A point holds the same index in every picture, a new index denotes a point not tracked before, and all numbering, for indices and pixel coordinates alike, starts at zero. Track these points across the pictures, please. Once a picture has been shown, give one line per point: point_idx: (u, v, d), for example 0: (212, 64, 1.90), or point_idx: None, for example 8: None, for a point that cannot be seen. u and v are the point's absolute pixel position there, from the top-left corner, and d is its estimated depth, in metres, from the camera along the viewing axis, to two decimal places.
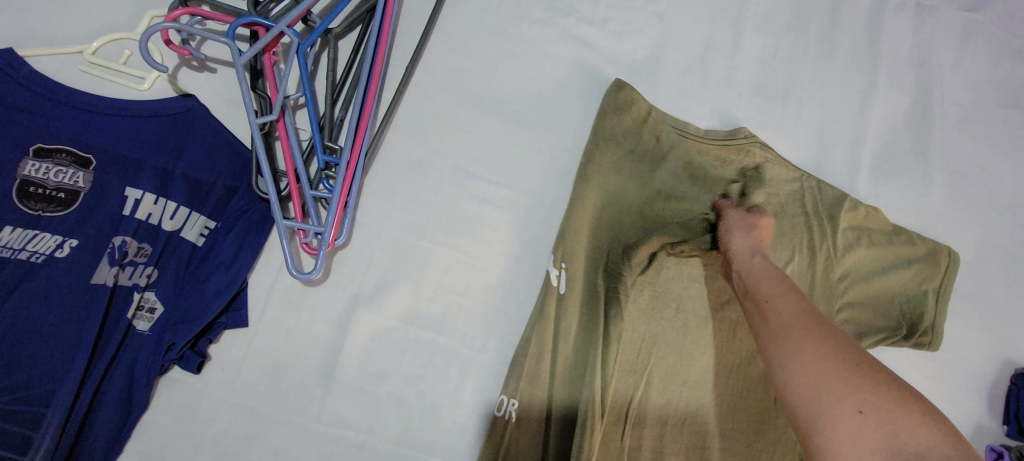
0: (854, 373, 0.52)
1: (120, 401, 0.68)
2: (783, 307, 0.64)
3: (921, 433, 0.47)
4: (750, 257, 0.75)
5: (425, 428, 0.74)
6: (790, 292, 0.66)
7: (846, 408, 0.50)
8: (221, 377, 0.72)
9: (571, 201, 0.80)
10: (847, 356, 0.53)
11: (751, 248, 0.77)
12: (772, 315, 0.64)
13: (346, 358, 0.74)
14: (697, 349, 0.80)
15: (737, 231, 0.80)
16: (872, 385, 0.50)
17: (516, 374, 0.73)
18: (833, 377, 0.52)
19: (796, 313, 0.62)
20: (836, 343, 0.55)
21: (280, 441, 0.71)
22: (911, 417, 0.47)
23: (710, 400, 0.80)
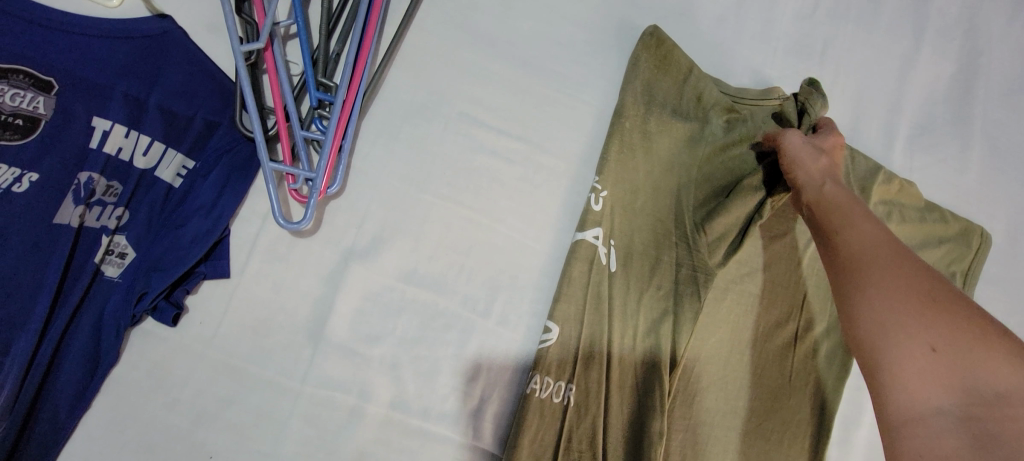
0: (932, 306, 0.47)
1: (86, 354, 0.61)
2: (849, 225, 0.58)
3: (1000, 372, 0.44)
4: (820, 180, 0.67)
5: (421, 394, 0.69)
6: (859, 209, 0.60)
7: (918, 345, 0.46)
8: (198, 331, 0.65)
9: (608, 155, 0.75)
10: (926, 287, 0.49)
11: (824, 173, 0.68)
12: (833, 236, 0.58)
13: (336, 317, 0.68)
14: (713, 322, 0.78)
15: (805, 159, 0.70)
16: (950, 321, 0.47)
17: (567, 356, 0.72)
18: (907, 311, 0.48)
19: (867, 240, 0.55)
20: (910, 271, 0.51)
21: (261, 403, 0.64)
22: (991, 356, 0.45)
23: (722, 376, 0.78)
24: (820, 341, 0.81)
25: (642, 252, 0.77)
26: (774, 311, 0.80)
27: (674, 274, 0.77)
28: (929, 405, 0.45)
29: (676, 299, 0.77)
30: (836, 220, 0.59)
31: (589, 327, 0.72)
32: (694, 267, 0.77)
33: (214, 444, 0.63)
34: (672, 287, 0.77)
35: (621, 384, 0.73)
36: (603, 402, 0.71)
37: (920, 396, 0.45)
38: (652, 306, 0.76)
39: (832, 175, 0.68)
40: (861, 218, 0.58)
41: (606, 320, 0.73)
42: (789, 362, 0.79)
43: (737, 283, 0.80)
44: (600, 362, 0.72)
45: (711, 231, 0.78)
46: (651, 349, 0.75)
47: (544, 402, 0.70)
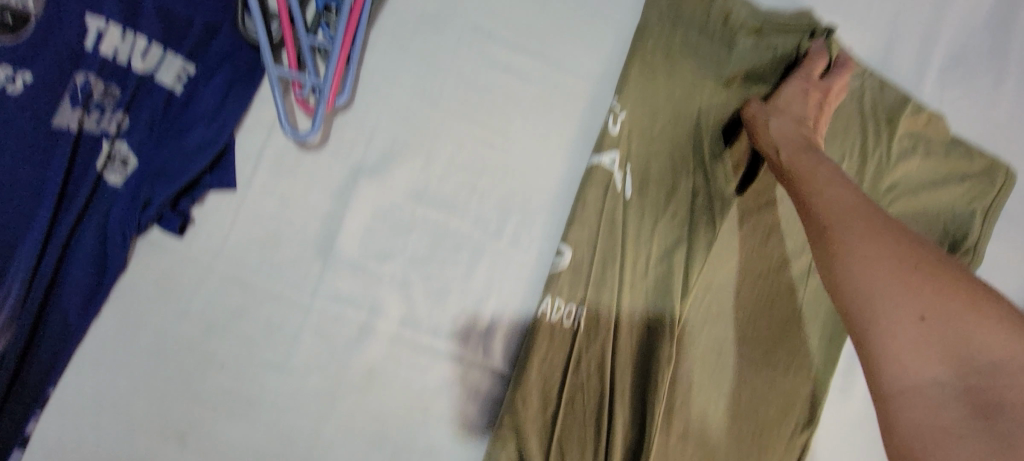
0: (917, 273, 0.46)
1: (93, 262, 0.60)
2: (825, 192, 0.57)
3: (996, 336, 0.42)
4: (783, 147, 0.68)
5: (431, 313, 0.68)
6: (832, 177, 0.60)
7: (905, 315, 0.45)
8: (206, 243, 0.64)
9: (627, 77, 0.72)
10: (909, 254, 0.47)
11: (791, 136, 0.69)
12: (811, 204, 0.57)
13: (346, 233, 0.67)
14: (726, 252, 0.77)
15: (779, 120, 0.71)
16: (938, 287, 0.45)
17: (579, 280, 0.71)
18: (891, 280, 0.46)
19: (847, 208, 0.54)
20: (890, 236, 0.49)
21: (271, 315, 0.64)
22: (985, 321, 0.43)
23: (732, 305, 0.77)
24: None
25: (658, 179, 0.75)
26: (788, 243, 0.79)
27: (691, 203, 0.76)
28: (925, 377, 0.43)
29: (691, 227, 0.76)
30: (812, 191, 0.58)
31: (603, 253, 0.72)
32: (711, 197, 0.76)
33: (224, 355, 0.62)
34: (687, 215, 0.76)
35: (631, 311, 0.73)
36: (611, 326, 0.71)
37: (914, 367, 0.43)
38: (666, 234, 0.75)
39: (800, 139, 0.68)
40: (839, 186, 0.58)
41: (619, 246, 0.72)
42: (799, 295, 0.79)
43: (755, 215, 0.78)
44: (611, 288, 0.71)
45: (727, 161, 0.77)
46: (663, 276, 0.74)
47: (555, 326, 0.70)
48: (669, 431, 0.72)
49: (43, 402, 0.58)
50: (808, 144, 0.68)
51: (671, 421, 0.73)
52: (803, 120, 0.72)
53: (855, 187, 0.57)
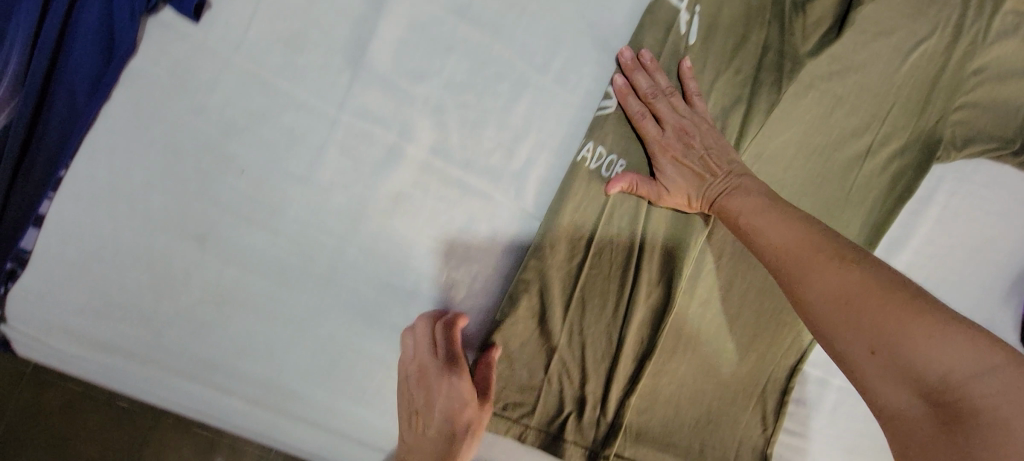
0: (851, 304, 0.47)
1: (100, 34, 0.54)
2: (757, 219, 0.58)
3: (949, 348, 0.42)
4: (718, 177, 0.63)
5: (465, 145, 0.64)
6: (762, 196, 0.60)
7: (859, 348, 0.46)
8: (224, 34, 0.57)
9: None
10: (852, 281, 0.48)
11: (710, 159, 0.63)
12: (752, 237, 0.58)
13: (378, 43, 0.60)
14: (785, 120, 0.71)
15: (676, 158, 0.64)
16: (883, 309, 0.45)
17: (624, 130, 0.66)
18: (835, 314, 0.48)
19: (787, 237, 0.54)
20: (830, 268, 0.50)
21: (294, 124, 0.59)
22: (932, 334, 0.43)
23: (779, 179, 0.73)
24: (892, 158, 0.74)
25: (728, 27, 0.68)
26: (853, 120, 0.73)
27: (759, 59, 0.69)
28: (896, 404, 0.44)
29: (754, 87, 0.69)
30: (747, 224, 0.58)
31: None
32: (782, 54, 0.69)
33: (244, 158, 0.59)
34: (752, 72, 0.69)
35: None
36: None
37: (885, 397, 0.45)
38: (725, 92, 0.69)
39: (707, 157, 0.63)
40: (772, 211, 0.57)
41: None
42: (852, 177, 0.74)
43: (823, 83, 0.71)
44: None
45: (811, 15, 0.69)
46: None
47: (591, 175, 0.66)
48: (692, 295, 0.73)
49: (56, 183, 0.55)
50: (715, 160, 0.63)
51: (690, 285, 0.73)
52: (691, 129, 0.64)
53: (793, 211, 0.57)
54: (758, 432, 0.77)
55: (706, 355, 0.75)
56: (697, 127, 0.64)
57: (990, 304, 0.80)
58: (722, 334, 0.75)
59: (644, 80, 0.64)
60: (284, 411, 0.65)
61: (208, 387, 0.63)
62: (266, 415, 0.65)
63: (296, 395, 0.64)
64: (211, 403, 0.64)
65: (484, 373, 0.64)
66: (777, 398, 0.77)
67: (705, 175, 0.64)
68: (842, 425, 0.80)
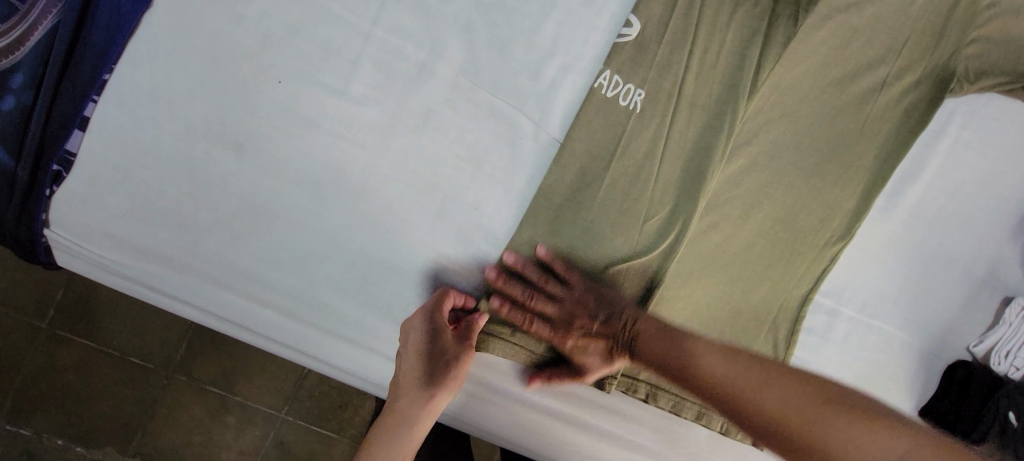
0: (791, 431, 0.54)
1: None
2: (674, 352, 0.63)
3: (876, 446, 0.51)
4: (618, 339, 0.67)
5: (493, 65, 0.66)
6: (668, 330, 0.66)
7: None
8: None
9: None
10: (782, 406, 0.55)
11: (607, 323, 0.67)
12: (674, 369, 0.63)
13: None
14: (801, 52, 0.72)
15: (579, 335, 0.68)
16: (816, 427, 0.53)
17: (643, 58, 0.69)
18: (781, 440, 0.54)
19: (709, 367, 0.60)
20: (758, 399, 0.56)
21: (331, 36, 0.62)
22: (859, 439, 0.51)
23: (796, 111, 0.75)
24: (908, 90, 0.76)
25: None
26: (869, 52, 0.74)
27: None
28: None
29: (771, 21, 0.71)
30: (668, 356, 0.63)
31: (674, 35, 0.69)
32: None
33: (281, 69, 0.61)
34: (770, 7, 0.71)
35: (692, 101, 0.71)
36: (670, 110, 0.70)
37: None
38: (745, 25, 0.71)
39: (601, 326, 0.67)
40: (689, 340, 0.64)
41: (692, 28, 0.70)
42: (866, 109, 0.76)
43: (841, 15, 0.72)
44: (677, 67, 0.70)
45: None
46: (734, 68, 0.71)
47: (609, 102, 0.69)
48: (710, 228, 0.75)
49: (100, 87, 0.58)
50: (612, 321, 0.67)
51: (711, 212, 0.75)
52: (578, 305, 0.68)
53: (700, 338, 0.64)
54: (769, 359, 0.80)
55: (722, 281, 0.77)
56: (582, 302, 0.68)
57: (993, 237, 0.84)
58: (738, 262, 0.77)
59: (517, 287, 0.67)
60: (314, 324, 0.67)
61: (243, 297, 0.65)
62: (298, 328, 0.67)
63: (328, 309, 0.66)
64: (246, 312, 0.66)
65: (466, 329, 0.65)
66: (788, 326, 0.80)
67: (608, 340, 0.68)
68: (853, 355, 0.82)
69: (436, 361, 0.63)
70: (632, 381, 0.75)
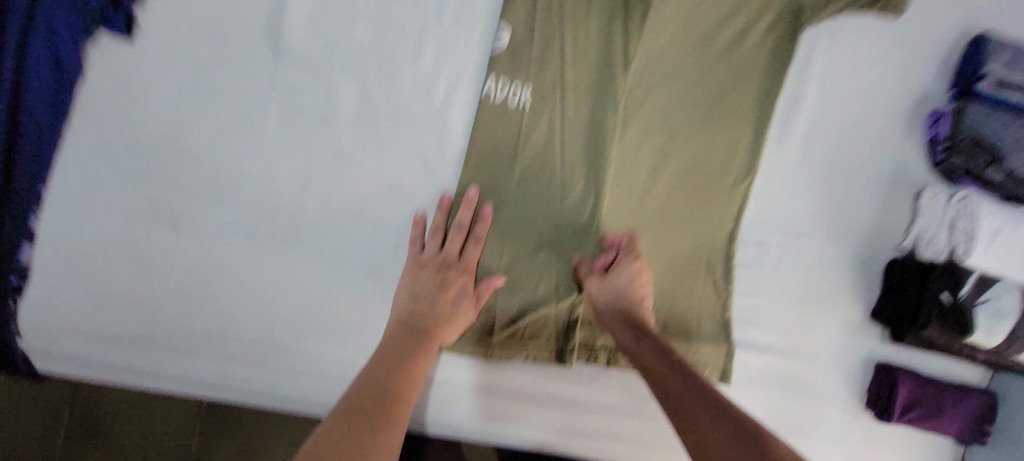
0: (698, 404, 0.62)
1: (49, 62, 0.64)
2: (642, 332, 0.73)
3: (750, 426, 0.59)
4: (614, 295, 0.76)
5: (387, 98, 0.73)
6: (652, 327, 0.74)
7: (704, 414, 0.60)
8: (154, 41, 0.67)
9: None
10: (696, 390, 0.63)
11: (619, 285, 0.77)
12: (636, 343, 0.72)
13: (290, 22, 0.69)
14: (661, 22, 0.80)
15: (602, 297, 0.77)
16: (711, 407, 0.61)
17: (519, 57, 0.75)
18: (686, 402, 0.63)
19: (654, 351, 0.70)
20: (678, 378, 0.66)
21: (235, 108, 0.69)
22: (741, 423, 0.59)
23: (673, 72, 0.82)
24: (769, 30, 0.83)
25: None
26: (725, 5, 0.81)
27: None
28: (725, 430, 0.58)
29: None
30: (638, 332, 0.73)
31: (543, 31, 0.76)
32: None
33: (198, 147, 0.68)
34: None
35: (576, 87, 0.77)
36: (559, 98, 0.77)
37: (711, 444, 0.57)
38: (604, 8, 0.77)
39: (619, 278, 0.77)
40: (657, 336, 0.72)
41: (558, 23, 0.76)
42: (736, 55, 0.83)
43: None
44: (554, 58, 0.76)
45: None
46: (604, 47, 0.78)
47: (501, 104, 0.75)
48: (625, 194, 0.81)
49: (38, 199, 0.65)
50: (630, 297, 0.76)
51: (620, 179, 0.81)
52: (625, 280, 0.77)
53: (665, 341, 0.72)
54: (714, 301, 0.85)
55: (650, 240, 0.83)
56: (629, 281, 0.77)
57: (888, 141, 0.91)
58: (660, 220, 0.83)
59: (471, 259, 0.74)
60: (280, 369, 0.72)
61: (211, 359, 0.70)
62: (266, 376, 0.72)
63: (290, 351, 0.72)
64: (215, 374, 0.70)
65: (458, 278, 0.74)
66: (723, 264, 0.85)
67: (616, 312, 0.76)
68: (788, 277, 0.88)
69: (451, 304, 0.72)
70: (591, 348, 0.81)
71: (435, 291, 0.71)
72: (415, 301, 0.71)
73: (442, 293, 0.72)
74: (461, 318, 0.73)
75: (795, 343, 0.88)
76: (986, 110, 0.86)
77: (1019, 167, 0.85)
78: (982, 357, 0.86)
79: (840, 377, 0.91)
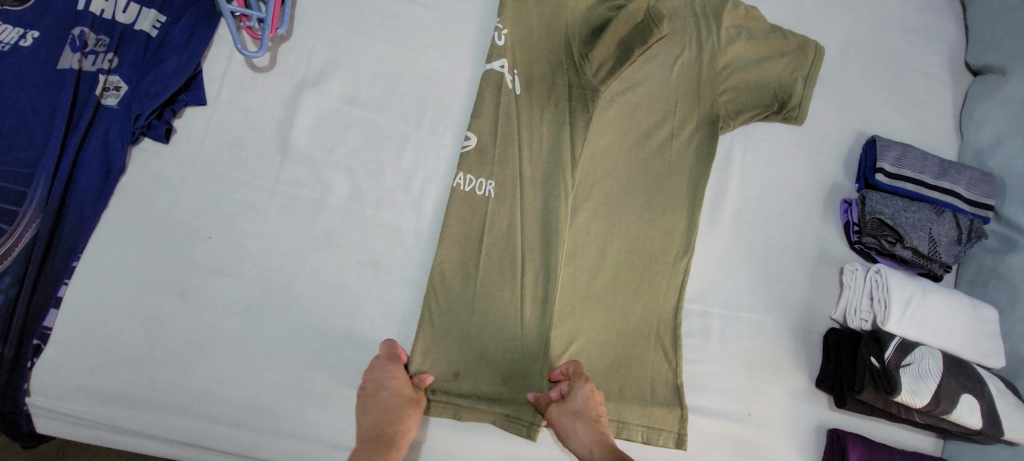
0: None
1: (99, 162, 0.80)
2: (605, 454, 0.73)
3: None
4: (573, 424, 0.77)
5: (372, 189, 0.88)
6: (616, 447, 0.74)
7: None
8: (187, 146, 0.84)
9: (501, 13, 0.96)
10: None
11: (577, 413, 0.78)
12: None
13: (298, 131, 0.87)
14: (601, 129, 0.97)
15: (564, 422, 0.78)
16: None
17: (483, 157, 0.91)
18: None
19: None
20: None
21: (245, 197, 0.83)
22: None
23: (615, 169, 0.98)
24: (692, 135, 1.01)
25: (540, 78, 0.95)
26: (653, 116, 1.00)
27: (568, 93, 0.95)
28: None
29: (571, 112, 0.95)
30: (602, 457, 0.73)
31: (503, 136, 0.92)
32: (582, 90, 0.96)
33: (209, 228, 0.81)
34: (567, 104, 0.95)
35: (533, 181, 0.92)
36: (518, 191, 0.91)
37: None
38: (553, 119, 0.94)
39: (574, 406, 0.78)
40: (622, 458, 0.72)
41: (515, 130, 0.93)
42: (667, 155, 1.00)
43: (619, 98, 0.99)
44: (512, 157, 0.91)
45: (594, 61, 0.96)
46: (555, 148, 0.93)
47: (469, 195, 0.89)
48: (578, 271, 0.93)
49: (70, 272, 0.76)
50: (589, 419, 0.77)
51: (572, 257, 0.94)
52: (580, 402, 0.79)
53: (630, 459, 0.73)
54: (666, 367, 0.93)
55: (603, 312, 0.93)
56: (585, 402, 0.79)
57: (808, 224, 1.05)
58: (611, 294, 0.94)
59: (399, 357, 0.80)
60: (260, 429, 0.78)
61: (197, 419, 0.76)
62: (245, 436, 0.77)
63: (270, 412, 0.78)
64: (200, 433, 0.76)
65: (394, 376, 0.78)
66: (671, 334, 0.94)
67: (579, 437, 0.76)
68: (733, 346, 0.97)
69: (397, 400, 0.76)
70: None
71: (380, 395, 0.75)
72: (365, 417, 0.74)
73: (385, 393, 0.76)
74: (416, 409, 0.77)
75: (746, 410, 0.94)
76: (883, 195, 1.01)
77: (920, 245, 0.98)
78: (919, 418, 0.93)
79: (795, 444, 0.95)
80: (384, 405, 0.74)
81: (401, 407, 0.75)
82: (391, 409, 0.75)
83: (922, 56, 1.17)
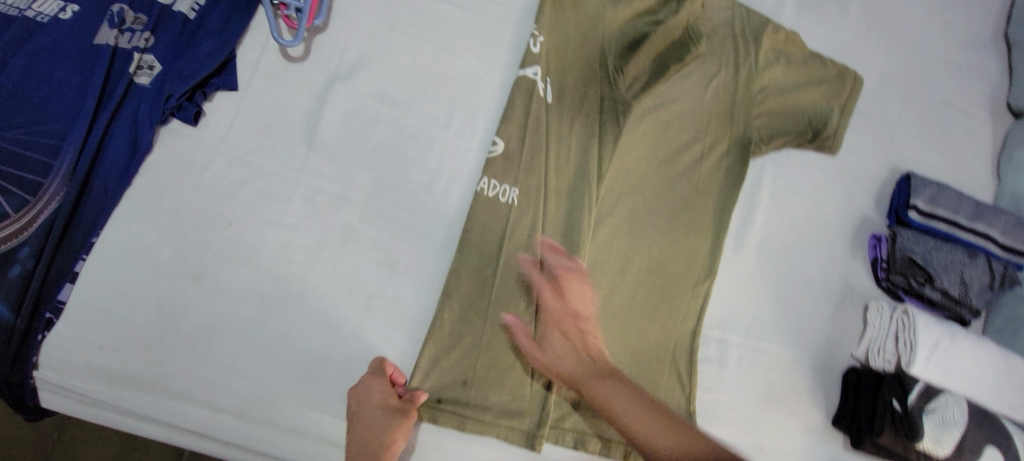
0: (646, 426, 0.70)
1: (128, 139, 0.80)
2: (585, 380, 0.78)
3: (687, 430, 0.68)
4: (549, 349, 0.80)
5: (395, 186, 0.87)
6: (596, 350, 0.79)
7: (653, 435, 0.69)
8: (215, 130, 0.83)
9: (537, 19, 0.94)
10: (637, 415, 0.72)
11: (553, 349, 0.81)
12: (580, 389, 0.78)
13: (326, 124, 0.86)
14: (630, 144, 0.95)
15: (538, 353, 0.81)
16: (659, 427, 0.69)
17: (509, 162, 0.90)
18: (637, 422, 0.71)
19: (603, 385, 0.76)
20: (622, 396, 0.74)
21: (267, 186, 0.82)
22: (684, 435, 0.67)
23: (641, 185, 0.96)
24: (723, 157, 0.99)
25: (572, 89, 0.94)
26: (684, 134, 0.98)
27: (600, 106, 0.93)
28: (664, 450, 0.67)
29: (601, 125, 0.93)
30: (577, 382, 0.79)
31: (531, 144, 0.90)
32: (614, 104, 0.94)
33: (230, 215, 0.80)
34: (598, 116, 0.93)
35: (557, 191, 0.90)
36: (541, 200, 0.89)
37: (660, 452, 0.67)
38: (583, 130, 0.93)
39: (551, 343, 0.81)
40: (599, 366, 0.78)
41: (544, 139, 0.91)
42: (695, 175, 0.98)
43: (651, 114, 0.97)
44: (539, 166, 0.89)
45: (628, 76, 0.95)
46: (582, 160, 0.91)
47: (491, 200, 0.88)
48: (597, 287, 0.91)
49: (89, 248, 0.76)
50: (563, 347, 0.80)
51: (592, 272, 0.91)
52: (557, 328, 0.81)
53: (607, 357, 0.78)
54: (679, 392, 0.91)
55: (619, 331, 0.90)
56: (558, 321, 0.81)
57: (835, 257, 1.02)
58: (628, 313, 0.92)
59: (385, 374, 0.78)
60: (264, 421, 0.77)
61: (202, 406, 0.75)
62: (248, 426, 0.77)
63: (274, 406, 0.77)
64: (205, 420, 0.76)
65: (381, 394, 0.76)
66: (687, 358, 0.92)
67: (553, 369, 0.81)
68: (750, 375, 0.94)
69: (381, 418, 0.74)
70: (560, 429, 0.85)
71: (366, 413, 0.75)
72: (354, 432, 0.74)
73: (368, 412, 0.75)
74: (402, 424, 0.75)
75: (759, 443, 0.91)
76: (915, 234, 0.99)
77: (951, 287, 0.97)
78: None
79: None
80: (369, 423, 0.74)
81: (382, 423, 0.74)
82: (377, 427, 0.74)
83: (963, 94, 1.15)
